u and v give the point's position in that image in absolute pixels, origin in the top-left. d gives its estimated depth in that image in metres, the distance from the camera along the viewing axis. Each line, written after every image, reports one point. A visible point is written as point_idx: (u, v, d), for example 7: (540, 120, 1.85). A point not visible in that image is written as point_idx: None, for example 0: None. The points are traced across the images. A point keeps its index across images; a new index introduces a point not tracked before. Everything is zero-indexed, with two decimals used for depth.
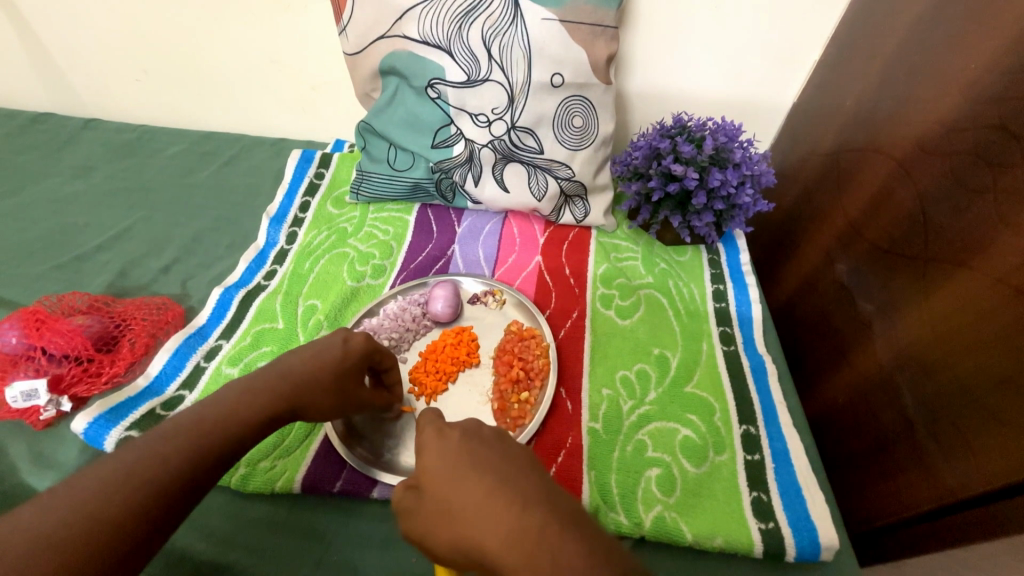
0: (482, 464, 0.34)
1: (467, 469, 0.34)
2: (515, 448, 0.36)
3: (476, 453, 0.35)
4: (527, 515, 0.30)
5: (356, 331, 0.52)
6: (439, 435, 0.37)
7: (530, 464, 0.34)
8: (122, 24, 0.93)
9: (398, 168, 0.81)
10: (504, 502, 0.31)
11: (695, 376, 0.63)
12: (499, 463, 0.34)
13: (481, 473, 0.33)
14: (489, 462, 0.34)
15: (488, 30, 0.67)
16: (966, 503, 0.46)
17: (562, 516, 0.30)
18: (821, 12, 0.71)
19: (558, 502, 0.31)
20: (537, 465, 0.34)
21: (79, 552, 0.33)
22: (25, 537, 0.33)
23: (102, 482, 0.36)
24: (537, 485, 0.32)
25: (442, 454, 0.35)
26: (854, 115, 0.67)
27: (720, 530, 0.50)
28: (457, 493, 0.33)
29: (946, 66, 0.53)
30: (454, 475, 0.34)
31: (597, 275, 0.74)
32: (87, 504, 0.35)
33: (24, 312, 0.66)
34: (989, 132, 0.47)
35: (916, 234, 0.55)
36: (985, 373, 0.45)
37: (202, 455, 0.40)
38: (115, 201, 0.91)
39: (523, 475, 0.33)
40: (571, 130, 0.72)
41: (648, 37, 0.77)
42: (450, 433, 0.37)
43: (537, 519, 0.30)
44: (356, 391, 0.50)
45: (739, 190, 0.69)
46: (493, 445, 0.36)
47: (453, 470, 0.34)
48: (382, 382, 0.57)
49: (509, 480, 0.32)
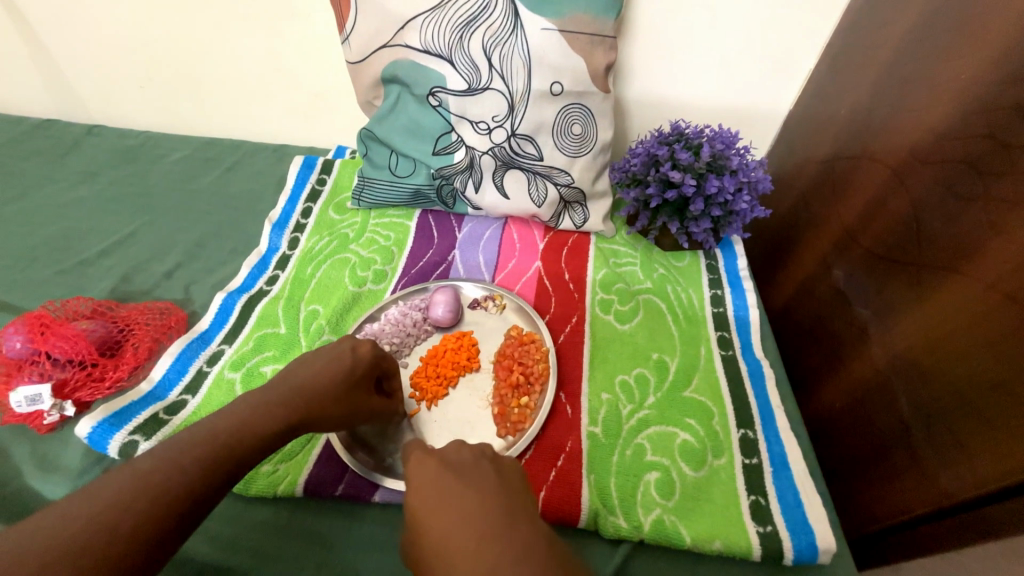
0: (450, 494, 0.35)
1: (438, 502, 0.34)
2: (489, 476, 0.36)
3: (452, 485, 0.35)
4: (483, 554, 0.30)
5: (360, 340, 0.55)
6: (422, 465, 0.38)
7: (499, 499, 0.34)
8: (125, 31, 0.94)
9: (399, 175, 0.82)
10: (466, 538, 0.31)
11: (693, 381, 0.63)
12: (469, 496, 0.34)
13: (451, 503, 0.34)
14: (461, 496, 0.34)
15: (488, 40, 0.68)
16: (962, 505, 0.47)
17: (519, 553, 0.30)
18: (815, 22, 0.72)
19: (514, 540, 0.31)
20: (507, 499, 0.34)
21: (96, 558, 0.33)
22: (40, 542, 0.33)
23: (116, 488, 0.37)
24: (498, 522, 0.32)
25: (421, 486, 0.36)
26: (849, 122, 0.68)
27: (719, 534, 0.51)
28: (429, 527, 0.33)
29: (936, 76, 0.54)
30: (428, 510, 0.34)
31: (597, 280, 0.75)
32: (100, 509, 0.35)
33: (28, 317, 0.66)
34: (979, 141, 0.48)
35: (910, 241, 0.56)
36: (979, 378, 0.46)
37: (211, 461, 0.40)
38: (118, 207, 0.91)
39: (489, 510, 0.33)
40: (570, 137, 0.73)
41: (645, 46, 0.78)
42: (431, 466, 0.38)
43: (490, 557, 0.30)
44: (366, 400, 0.52)
45: (736, 197, 0.70)
46: (468, 477, 0.36)
47: (426, 507, 0.35)
48: (385, 392, 0.57)
49: (471, 517, 0.32)
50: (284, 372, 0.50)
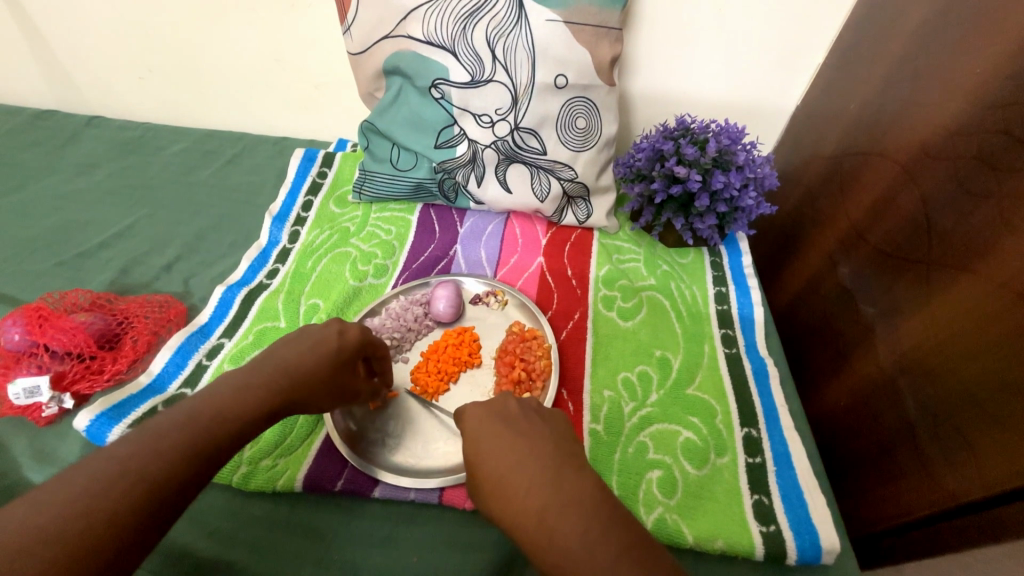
0: (503, 440, 0.37)
1: (490, 448, 0.37)
2: (535, 425, 0.38)
3: (500, 436, 0.38)
4: (534, 499, 0.33)
5: (349, 322, 0.54)
6: (471, 413, 0.40)
7: (548, 448, 0.36)
8: (124, 21, 0.93)
9: (400, 168, 0.81)
10: (519, 482, 0.34)
11: (696, 378, 0.63)
12: (518, 443, 0.37)
13: (506, 447, 0.37)
14: (509, 447, 0.37)
15: (492, 31, 0.67)
16: (968, 507, 0.46)
17: (567, 500, 0.33)
18: (823, 16, 0.71)
19: (561, 487, 0.34)
20: (553, 446, 0.37)
21: (74, 548, 0.33)
22: (12, 536, 0.33)
23: (90, 476, 0.36)
24: (547, 469, 0.35)
25: (473, 432, 0.39)
26: (857, 118, 0.67)
27: (721, 533, 0.50)
28: (483, 468, 0.37)
29: (948, 71, 0.53)
30: (481, 452, 0.37)
31: (600, 275, 0.74)
32: (76, 498, 0.35)
33: (26, 309, 0.66)
34: (992, 137, 0.47)
35: (919, 238, 0.55)
36: (987, 377, 0.45)
37: (190, 447, 0.40)
38: (117, 199, 0.91)
39: (539, 455, 0.36)
40: (574, 131, 0.73)
41: (651, 39, 0.77)
42: (478, 412, 0.40)
43: (540, 502, 0.33)
44: (349, 381, 0.52)
45: (742, 192, 0.69)
46: (519, 424, 0.39)
47: (479, 450, 0.37)
48: (373, 370, 0.57)
49: (522, 462, 0.35)
50: (267, 350, 0.49)
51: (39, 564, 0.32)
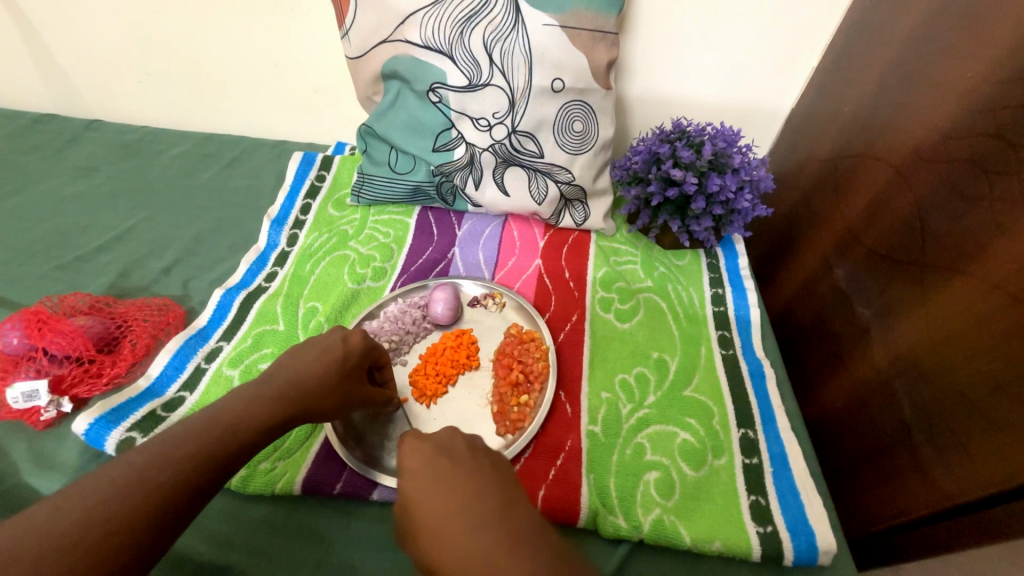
0: (448, 482, 0.37)
1: (435, 492, 0.36)
2: (481, 465, 0.38)
3: (444, 479, 0.37)
4: (482, 537, 0.33)
5: (352, 331, 0.54)
6: (414, 456, 0.40)
7: (495, 487, 0.36)
8: (124, 26, 0.94)
9: (399, 172, 0.82)
10: (462, 522, 0.34)
11: (694, 380, 0.63)
12: (466, 483, 0.37)
13: (452, 489, 0.36)
14: (456, 488, 0.36)
15: (489, 35, 0.67)
16: (963, 507, 0.47)
17: (518, 536, 0.33)
18: (818, 19, 0.71)
19: (510, 526, 0.33)
20: (500, 484, 0.37)
21: (96, 549, 0.34)
22: (37, 535, 0.34)
23: (104, 482, 0.37)
24: (495, 509, 0.34)
25: (415, 475, 0.38)
26: (852, 120, 0.67)
27: (719, 535, 0.50)
28: (427, 514, 0.35)
29: (941, 75, 0.54)
30: (424, 493, 0.37)
31: (597, 278, 0.75)
32: (86, 504, 0.36)
33: (25, 313, 0.66)
34: (984, 141, 0.48)
35: (913, 241, 0.55)
36: (982, 378, 0.46)
37: (196, 453, 0.40)
38: (116, 202, 0.91)
39: (485, 496, 0.35)
40: (571, 134, 0.73)
41: (647, 41, 0.77)
42: (425, 449, 0.40)
43: (489, 540, 0.33)
44: (360, 389, 0.52)
45: (738, 195, 0.70)
46: (465, 462, 0.38)
47: (424, 491, 0.37)
48: (377, 381, 0.57)
49: (471, 502, 0.35)
50: (276, 364, 0.50)
51: (64, 563, 0.33)
